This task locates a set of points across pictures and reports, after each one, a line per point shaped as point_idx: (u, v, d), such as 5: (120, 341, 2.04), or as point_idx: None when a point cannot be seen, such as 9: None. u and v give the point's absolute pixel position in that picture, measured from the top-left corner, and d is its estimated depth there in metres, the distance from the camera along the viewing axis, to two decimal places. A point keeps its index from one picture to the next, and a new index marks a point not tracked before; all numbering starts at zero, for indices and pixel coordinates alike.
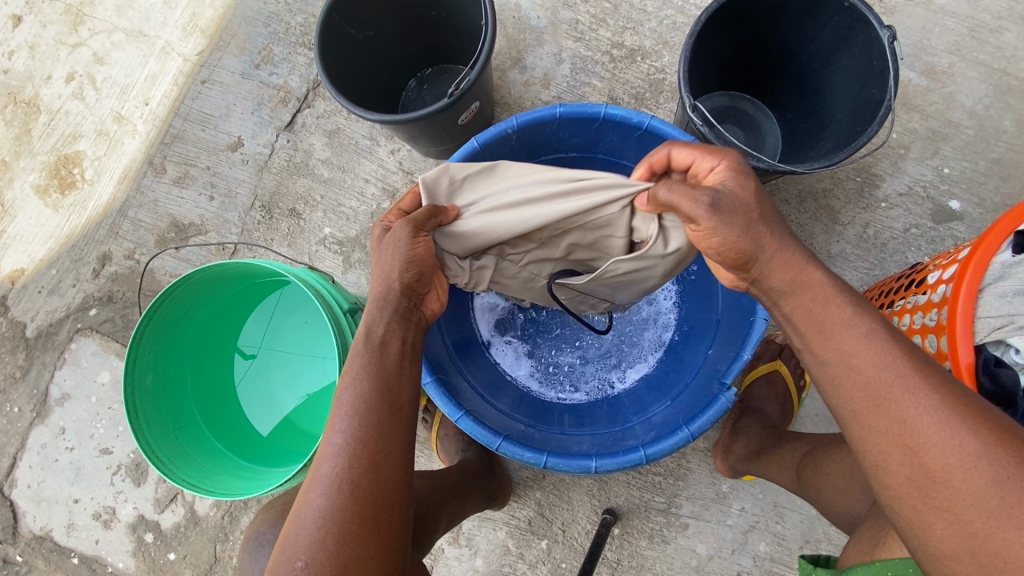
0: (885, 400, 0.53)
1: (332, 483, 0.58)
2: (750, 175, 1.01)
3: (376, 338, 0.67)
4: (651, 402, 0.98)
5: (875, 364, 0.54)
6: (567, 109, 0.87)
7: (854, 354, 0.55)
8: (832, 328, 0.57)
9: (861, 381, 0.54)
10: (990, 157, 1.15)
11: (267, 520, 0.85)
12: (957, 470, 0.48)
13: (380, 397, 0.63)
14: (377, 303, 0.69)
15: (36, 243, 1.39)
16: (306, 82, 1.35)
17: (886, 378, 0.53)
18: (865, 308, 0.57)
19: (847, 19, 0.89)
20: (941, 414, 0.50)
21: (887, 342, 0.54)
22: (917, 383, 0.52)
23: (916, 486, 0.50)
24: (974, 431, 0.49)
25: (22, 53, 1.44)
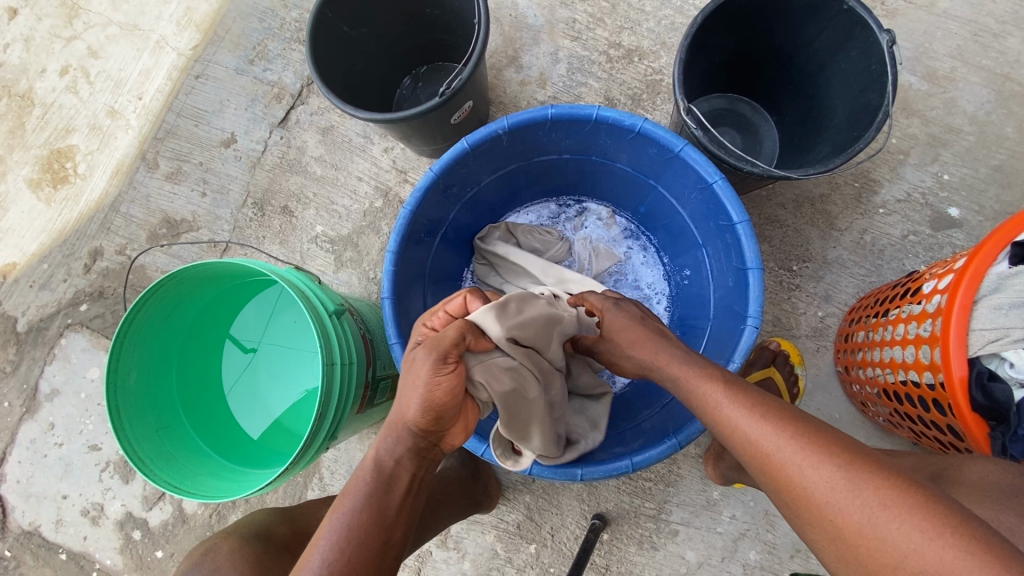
0: (733, 438, 0.61)
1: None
2: (745, 180, 0.99)
3: (387, 471, 0.63)
4: (641, 408, 0.96)
5: (721, 408, 0.62)
6: (559, 111, 0.85)
7: (705, 404, 0.64)
8: (690, 393, 0.67)
9: (717, 425, 0.63)
10: (990, 164, 1.13)
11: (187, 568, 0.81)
12: (796, 486, 0.54)
13: (374, 535, 0.59)
14: (393, 435, 0.64)
15: (27, 238, 1.38)
16: (301, 79, 1.34)
17: (728, 422, 0.61)
18: (708, 369, 0.66)
19: (846, 21, 0.87)
20: (772, 440, 0.57)
21: (729, 397, 0.62)
22: (754, 423, 0.59)
23: (785, 507, 0.56)
24: (797, 450, 0.55)
25: (16, 46, 1.43)
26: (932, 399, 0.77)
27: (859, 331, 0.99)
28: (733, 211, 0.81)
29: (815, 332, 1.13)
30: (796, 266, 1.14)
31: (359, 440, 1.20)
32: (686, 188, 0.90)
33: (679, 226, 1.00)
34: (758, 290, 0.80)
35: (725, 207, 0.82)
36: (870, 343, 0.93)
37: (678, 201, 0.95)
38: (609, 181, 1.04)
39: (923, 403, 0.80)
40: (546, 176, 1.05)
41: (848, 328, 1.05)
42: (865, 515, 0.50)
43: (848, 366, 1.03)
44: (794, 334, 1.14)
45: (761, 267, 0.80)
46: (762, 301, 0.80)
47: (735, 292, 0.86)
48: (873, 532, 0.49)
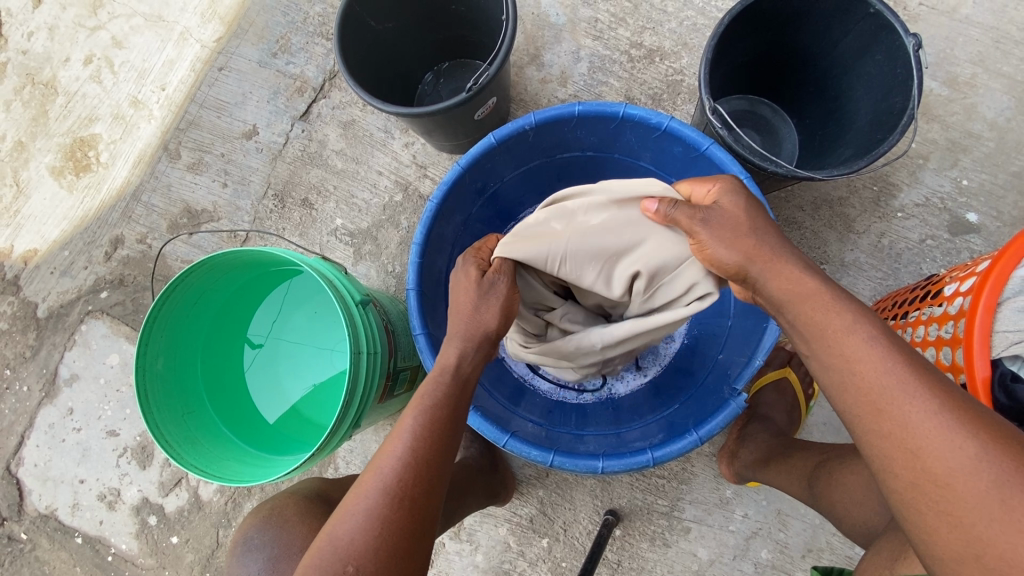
0: (884, 413, 0.54)
1: (389, 488, 0.62)
2: (767, 180, 1.00)
3: (462, 371, 0.70)
4: (659, 405, 0.98)
5: (876, 368, 0.55)
6: (586, 108, 0.86)
7: (855, 360, 0.56)
8: (829, 330, 0.59)
9: (859, 388, 0.56)
10: (1009, 170, 1.14)
11: (254, 525, 0.89)
12: (959, 475, 0.49)
13: (448, 426, 0.66)
14: (469, 340, 0.71)
15: (49, 225, 1.40)
16: (323, 73, 1.35)
17: (889, 387, 0.54)
18: (863, 309, 0.59)
19: (872, 25, 0.88)
20: (943, 421, 0.51)
21: (886, 347, 0.56)
22: (916, 385, 0.53)
23: (922, 493, 0.51)
24: (980, 441, 0.49)
25: (41, 35, 1.45)
26: None
27: None
28: None
29: None
30: None
31: (375, 431, 1.21)
32: None
33: None
34: None
35: None
36: None
37: None
38: (631, 179, 1.05)
39: None
40: (568, 173, 1.06)
41: None
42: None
43: None
44: None
45: None
46: None
47: None
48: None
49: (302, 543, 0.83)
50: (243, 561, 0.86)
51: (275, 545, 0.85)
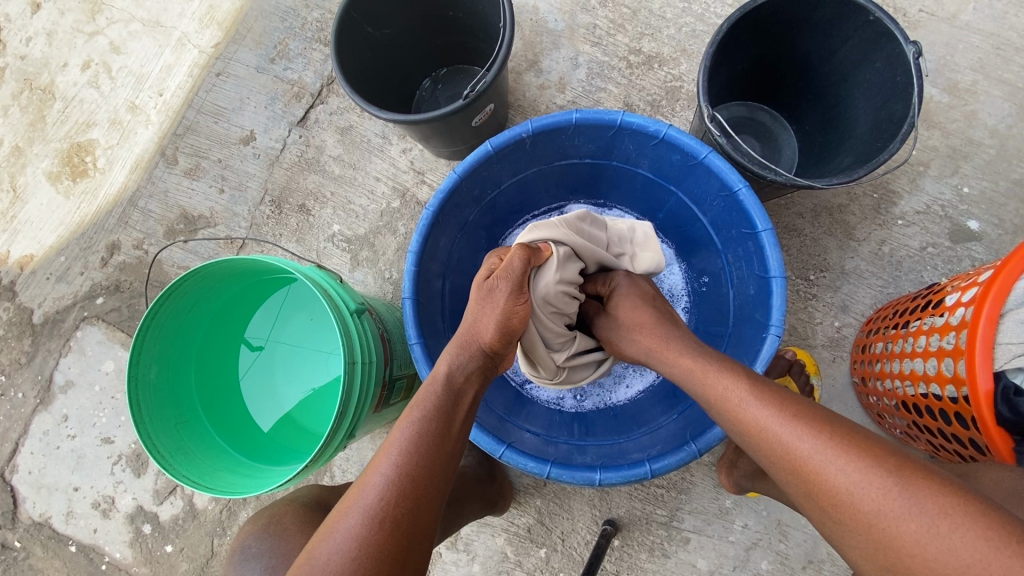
0: (848, 509, 0.54)
1: (373, 504, 0.60)
2: (767, 187, 0.99)
3: (453, 382, 0.73)
4: (657, 415, 0.97)
5: (821, 464, 0.56)
6: (583, 115, 0.85)
7: (795, 460, 0.58)
8: (715, 397, 0.68)
9: (807, 483, 0.57)
10: (1010, 178, 1.13)
11: (252, 534, 0.87)
12: (843, 503, 0.54)
13: (436, 439, 0.67)
14: (461, 350, 0.76)
15: (46, 230, 1.39)
16: (321, 78, 1.35)
17: (837, 484, 0.55)
18: (736, 371, 0.69)
19: (871, 32, 0.88)
20: (905, 512, 0.51)
21: (759, 403, 0.64)
22: (791, 428, 0.60)
23: (827, 526, 0.56)
24: (948, 535, 0.48)
25: (39, 40, 1.45)
26: (954, 412, 0.76)
27: (877, 342, 0.98)
28: (757, 219, 0.81)
29: (831, 342, 1.13)
30: (813, 275, 1.14)
31: (371, 439, 1.20)
32: (708, 195, 0.90)
33: (699, 232, 1.00)
34: (781, 299, 0.79)
35: (749, 215, 0.82)
36: (889, 354, 0.93)
37: (699, 208, 0.95)
38: (629, 187, 1.04)
39: (944, 415, 0.79)
40: (566, 180, 1.05)
41: (865, 339, 1.05)
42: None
43: (865, 377, 1.03)
44: (810, 343, 1.13)
45: (784, 276, 0.80)
46: (786, 310, 0.80)
47: (757, 300, 0.86)
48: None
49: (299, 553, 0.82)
50: (240, 570, 0.84)
51: (272, 553, 0.83)
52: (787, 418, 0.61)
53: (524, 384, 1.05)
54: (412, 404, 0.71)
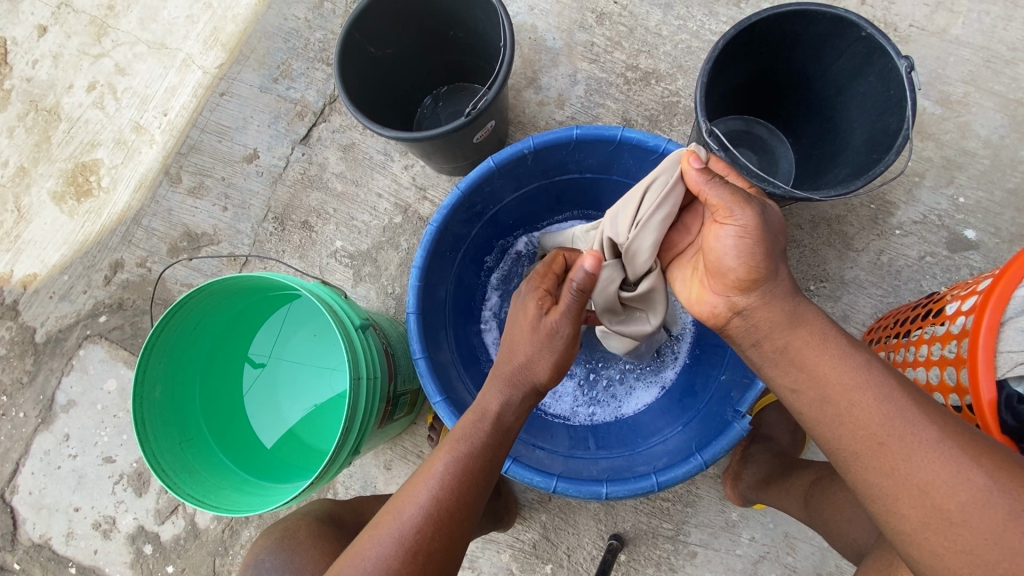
0: (885, 447, 0.58)
1: (406, 530, 0.64)
2: (765, 199, 1.00)
3: (493, 419, 0.72)
4: (663, 426, 0.97)
5: (873, 402, 0.60)
6: (584, 131, 0.87)
7: (845, 392, 0.62)
8: (810, 361, 0.65)
9: (850, 421, 0.61)
10: (1005, 187, 1.14)
11: (267, 547, 0.87)
12: (944, 495, 0.55)
13: (473, 478, 0.68)
14: (511, 386, 0.74)
15: (49, 249, 1.40)
16: (323, 97, 1.37)
17: (890, 417, 0.59)
18: (843, 339, 0.65)
19: (863, 48, 0.90)
20: (939, 448, 0.56)
21: (874, 376, 0.62)
22: (911, 416, 0.58)
23: (914, 518, 0.56)
24: (974, 464, 0.55)
25: (45, 62, 1.47)
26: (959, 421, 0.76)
27: (880, 351, 0.99)
28: None
29: None
30: (813, 286, 1.15)
31: (375, 455, 1.20)
32: None
33: None
34: None
35: None
36: (892, 364, 0.93)
37: None
38: None
39: None
40: (568, 195, 1.07)
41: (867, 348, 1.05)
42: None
43: None
44: None
45: None
46: None
47: None
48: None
49: (314, 569, 0.82)
50: None
51: (287, 567, 0.83)
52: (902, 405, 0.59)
53: None
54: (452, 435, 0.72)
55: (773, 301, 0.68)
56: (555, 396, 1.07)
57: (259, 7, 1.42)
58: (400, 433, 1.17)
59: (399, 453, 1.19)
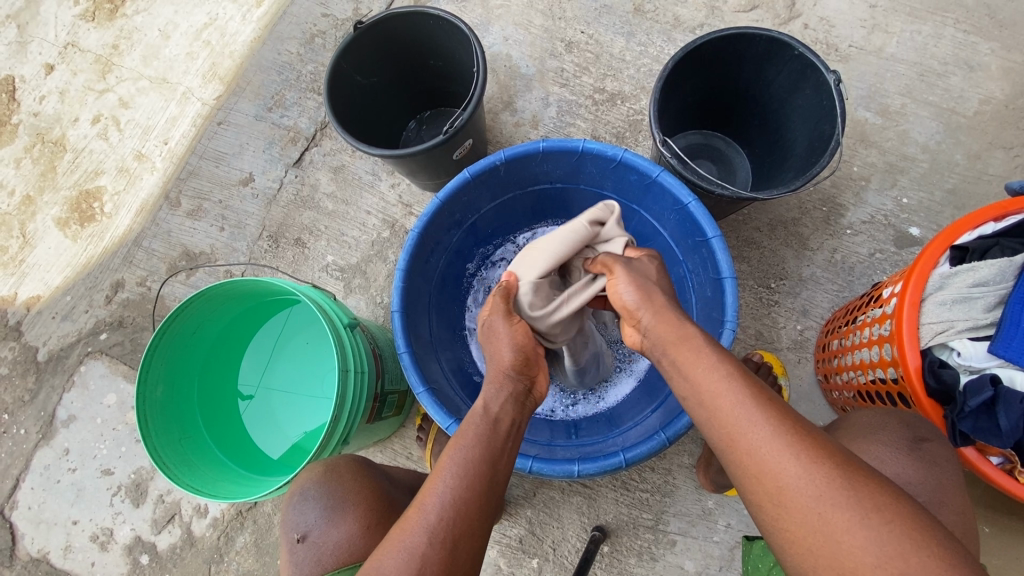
0: (733, 438, 0.58)
1: (433, 530, 0.62)
2: (720, 202, 1.09)
3: (491, 414, 0.73)
4: (634, 415, 1.03)
5: (724, 398, 0.59)
6: (550, 144, 0.96)
7: (704, 391, 0.61)
8: (682, 365, 0.64)
9: (713, 416, 0.60)
10: (944, 188, 1.24)
11: (308, 478, 0.92)
12: (787, 488, 0.54)
13: (484, 464, 0.67)
14: (495, 384, 0.76)
15: (52, 272, 1.47)
16: (315, 124, 1.47)
17: (729, 413, 0.59)
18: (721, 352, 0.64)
19: (798, 65, 1.01)
20: (776, 440, 0.56)
21: (736, 380, 0.60)
22: (758, 412, 0.58)
23: (761, 505, 0.55)
24: (797, 455, 0.54)
25: (52, 98, 1.57)
26: (898, 393, 0.83)
27: (834, 340, 1.06)
28: (707, 227, 0.90)
29: (795, 345, 1.21)
30: (774, 283, 1.23)
31: (366, 457, 1.25)
32: (665, 210, 1.00)
33: (663, 246, 1.09)
34: (733, 298, 0.88)
35: (700, 224, 0.92)
36: (844, 349, 1.00)
37: (660, 224, 1.05)
38: None
39: (891, 398, 0.86)
40: (540, 204, 1.16)
41: (825, 339, 1.13)
42: (851, 524, 0.51)
43: (827, 374, 1.09)
44: (776, 346, 1.21)
45: (734, 276, 0.89)
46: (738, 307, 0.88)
47: (713, 302, 0.94)
48: (857, 541, 0.50)
49: (355, 498, 0.89)
50: (299, 509, 0.89)
51: (330, 496, 0.89)
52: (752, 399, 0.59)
53: None
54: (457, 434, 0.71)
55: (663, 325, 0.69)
56: None
57: (254, 44, 1.53)
58: (389, 435, 1.22)
59: (389, 455, 1.24)
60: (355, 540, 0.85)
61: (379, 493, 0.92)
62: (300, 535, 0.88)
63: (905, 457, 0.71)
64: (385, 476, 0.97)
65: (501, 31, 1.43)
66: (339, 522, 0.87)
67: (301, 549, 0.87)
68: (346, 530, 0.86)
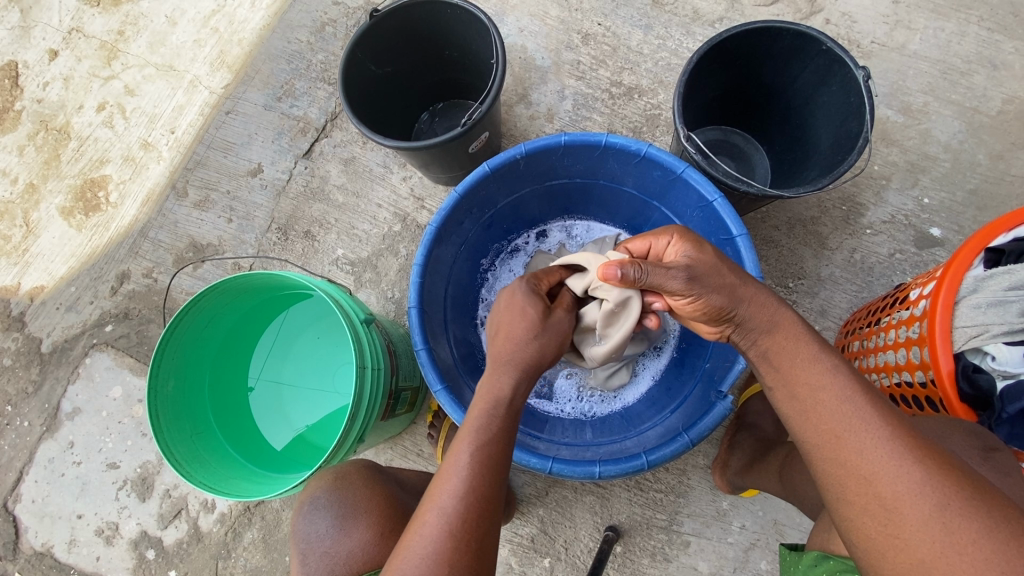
0: (842, 441, 0.60)
1: (453, 524, 0.61)
2: (742, 200, 1.07)
3: (506, 402, 0.69)
4: (652, 415, 1.02)
5: (835, 398, 0.62)
6: (571, 138, 0.94)
7: (817, 390, 0.64)
8: (792, 367, 0.67)
9: (815, 415, 0.63)
10: (966, 188, 1.22)
11: (319, 486, 0.90)
12: (904, 494, 0.55)
13: (499, 456, 0.66)
14: (515, 366, 0.71)
15: (57, 262, 1.44)
16: (325, 114, 1.44)
17: (845, 413, 0.61)
18: (822, 346, 0.67)
19: (826, 60, 0.99)
20: (889, 446, 0.58)
21: (847, 379, 0.63)
22: (870, 417, 0.60)
23: (872, 512, 0.57)
24: (918, 462, 0.56)
25: (56, 84, 1.54)
26: (926, 397, 0.82)
27: (854, 341, 1.04)
28: (732, 225, 0.89)
29: None
30: (792, 283, 1.21)
31: (376, 454, 1.24)
32: (688, 207, 0.98)
33: None
34: None
35: (725, 222, 0.90)
36: (866, 351, 0.98)
37: (680, 219, 1.03)
38: (616, 203, 1.12)
39: (918, 402, 0.85)
40: (556, 199, 1.14)
41: (843, 340, 1.11)
42: (977, 535, 0.52)
43: None
44: None
45: (760, 275, 0.87)
46: None
47: None
48: (979, 553, 0.51)
49: (365, 505, 0.87)
50: (308, 518, 0.88)
51: (339, 504, 0.88)
52: (868, 405, 0.61)
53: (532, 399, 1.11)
54: (467, 422, 0.68)
55: (768, 305, 0.70)
56: (550, 397, 1.12)
57: (264, 32, 1.50)
58: (400, 432, 1.21)
59: (399, 452, 1.23)
60: (369, 548, 0.84)
61: (392, 500, 0.90)
62: (311, 544, 0.87)
63: (974, 465, 0.68)
64: (396, 482, 0.96)
65: (516, 22, 1.40)
66: (349, 531, 0.85)
67: (312, 556, 0.86)
68: (358, 538, 0.85)
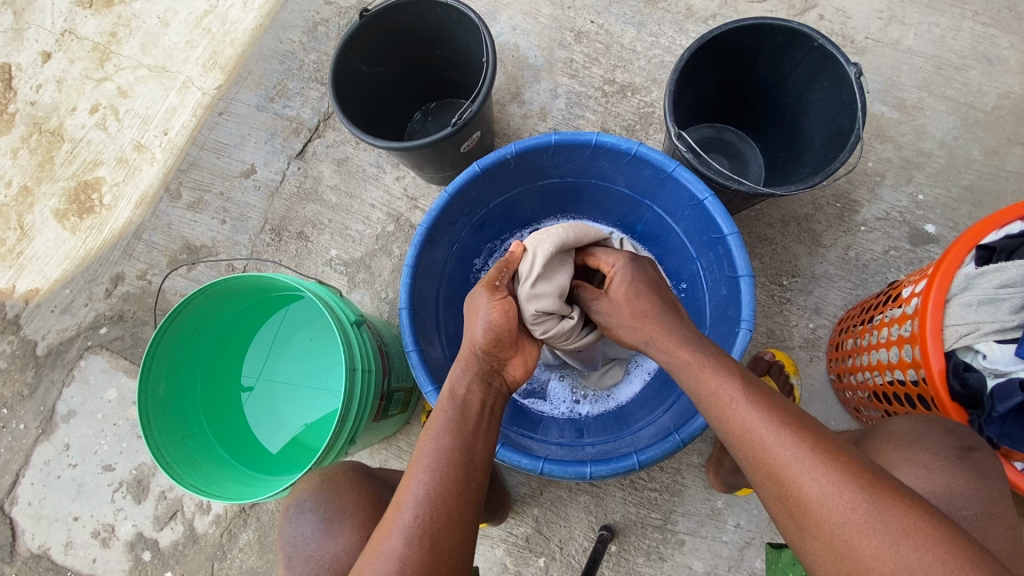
0: (760, 461, 0.60)
1: (412, 527, 0.61)
2: (734, 198, 1.07)
3: (458, 397, 0.72)
4: (644, 415, 1.01)
5: (744, 421, 0.62)
6: (562, 137, 0.93)
7: (728, 416, 0.63)
8: (704, 392, 0.66)
9: (734, 437, 0.63)
10: (961, 184, 1.22)
11: (307, 489, 0.90)
12: (813, 513, 0.56)
13: (457, 452, 0.66)
14: (462, 363, 0.76)
15: (51, 264, 1.44)
16: (318, 115, 1.44)
17: (752, 437, 0.61)
18: (727, 368, 0.67)
19: (817, 57, 0.98)
20: (795, 466, 0.58)
21: (751, 404, 0.62)
22: (776, 439, 0.59)
23: (793, 529, 0.58)
24: (819, 478, 0.56)
25: (49, 86, 1.53)
26: (917, 395, 0.81)
27: (848, 339, 1.04)
28: (723, 224, 0.88)
29: (807, 343, 1.19)
30: (786, 281, 1.21)
31: (371, 455, 1.24)
32: (680, 205, 0.97)
33: (675, 241, 1.07)
34: (749, 296, 0.86)
35: (715, 220, 0.89)
36: (859, 349, 0.98)
37: (672, 217, 1.02)
38: (609, 202, 1.12)
39: (909, 400, 0.84)
40: (549, 198, 1.13)
41: (838, 338, 1.11)
42: (881, 551, 0.52)
43: (840, 373, 1.08)
44: (787, 345, 1.19)
45: (751, 274, 0.86)
46: (754, 304, 0.86)
47: (729, 299, 0.92)
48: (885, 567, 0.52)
49: (353, 509, 0.87)
50: (295, 521, 0.88)
51: (328, 506, 0.87)
52: (774, 425, 0.60)
53: (526, 399, 1.11)
54: (427, 421, 0.70)
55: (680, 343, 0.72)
56: (544, 397, 1.12)
57: (256, 32, 1.49)
58: (394, 433, 1.21)
59: (394, 453, 1.23)
60: (355, 553, 0.83)
61: (379, 503, 0.90)
62: (297, 547, 0.86)
63: (957, 464, 0.68)
64: (385, 485, 0.95)
65: (509, 20, 1.39)
66: (337, 533, 0.85)
67: (298, 560, 0.85)
68: (344, 541, 0.84)
